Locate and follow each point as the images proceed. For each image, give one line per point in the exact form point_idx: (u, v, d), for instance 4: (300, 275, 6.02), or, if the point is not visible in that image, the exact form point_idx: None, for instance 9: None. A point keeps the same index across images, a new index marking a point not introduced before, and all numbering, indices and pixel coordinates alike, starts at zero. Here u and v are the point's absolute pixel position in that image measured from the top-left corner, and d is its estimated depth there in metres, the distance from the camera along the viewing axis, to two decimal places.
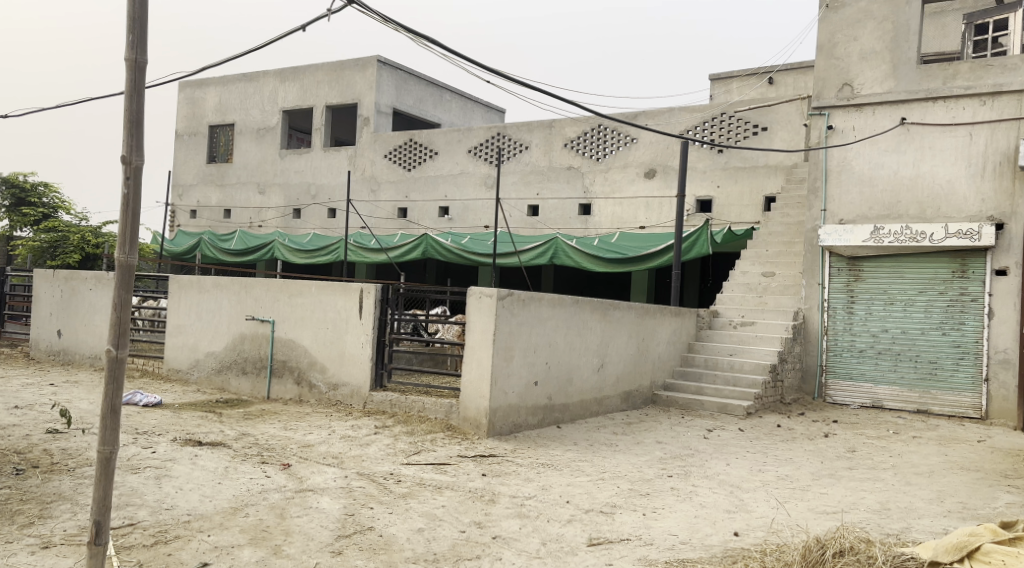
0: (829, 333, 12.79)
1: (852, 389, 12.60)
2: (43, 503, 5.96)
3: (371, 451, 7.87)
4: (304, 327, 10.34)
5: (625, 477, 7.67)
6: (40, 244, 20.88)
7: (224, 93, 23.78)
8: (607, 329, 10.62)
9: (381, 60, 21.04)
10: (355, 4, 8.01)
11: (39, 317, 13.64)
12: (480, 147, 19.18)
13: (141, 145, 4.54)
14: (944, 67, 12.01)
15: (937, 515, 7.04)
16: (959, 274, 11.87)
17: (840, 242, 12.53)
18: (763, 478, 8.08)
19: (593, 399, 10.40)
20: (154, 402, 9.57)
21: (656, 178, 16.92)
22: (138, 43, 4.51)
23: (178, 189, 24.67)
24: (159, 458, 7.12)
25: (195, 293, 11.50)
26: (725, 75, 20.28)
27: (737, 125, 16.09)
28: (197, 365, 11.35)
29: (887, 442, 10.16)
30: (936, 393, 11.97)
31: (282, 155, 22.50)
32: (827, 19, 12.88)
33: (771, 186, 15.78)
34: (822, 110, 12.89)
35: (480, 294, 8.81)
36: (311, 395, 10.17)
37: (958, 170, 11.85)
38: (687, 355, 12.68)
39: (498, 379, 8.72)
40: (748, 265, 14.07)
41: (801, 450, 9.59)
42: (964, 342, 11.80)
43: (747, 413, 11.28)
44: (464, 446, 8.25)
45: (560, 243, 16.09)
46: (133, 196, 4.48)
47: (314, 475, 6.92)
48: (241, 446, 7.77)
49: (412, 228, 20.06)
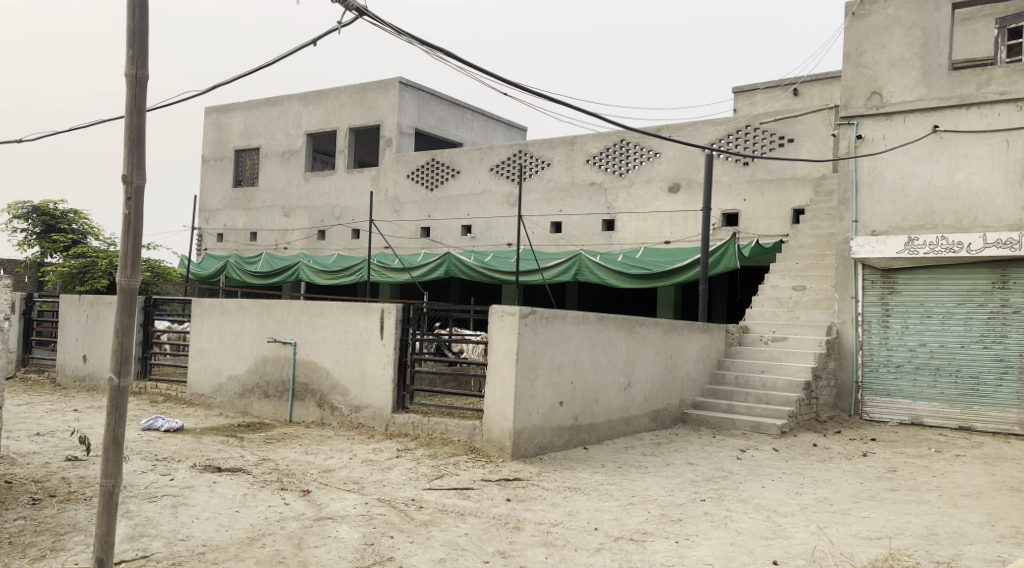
0: (865, 348, 12.42)
1: (889, 405, 12.20)
2: (57, 535, 5.81)
3: (393, 476, 7.66)
4: (325, 349, 10.19)
5: (656, 502, 7.38)
6: (70, 269, 21.01)
7: (249, 118, 23.89)
8: (634, 347, 10.37)
9: (403, 81, 21.03)
10: (367, 17, 7.87)
11: (65, 343, 13.62)
12: (503, 165, 19.05)
13: (142, 163, 4.43)
14: (976, 73, 11.69)
15: (989, 541, 6.70)
16: (999, 285, 11.48)
17: (873, 253, 12.20)
18: (801, 501, 7.77)
19: (620, 418, 10.13)
20: (176, 427, 9.44)
21: (681, 193, 16.66)
22: (138, 57, 4.42)
23: (204, 213, 24.78)
24: (177, 486, 6.95)
25: (218, 316, 11.41)
26: (749, 88, 19.99)
27: (762, 137, 15.83)
28: (219, 389, 11.24)
29: (930, 462, 9.79)
30: (979, 409, 11.55)
31: (307, 177, 22.51)
32: (853, 27, 12.61)
33: (800, 199, 15.46)
34: (851, 120, 12.58)
35: (501, 312, 8.60)
36: (334, 418, 10.00)
37: (995, 177, 11.48)
38: (717, 373, 12.34)
39: (522, 400, 8.50)
40: (778, 279, 13.75)
41: (839, 470, 9.25)
42: (1007, 356, 11.39)
43: (781, 432, 10.93)
44: (488, 470, 8.02)
45: (584, 260, 15.95)
46: (135, 218, 4.38)
47: (334, 502, 6.72)
48: (261, 471, 7.60)
49: (435, 247, 19.93)
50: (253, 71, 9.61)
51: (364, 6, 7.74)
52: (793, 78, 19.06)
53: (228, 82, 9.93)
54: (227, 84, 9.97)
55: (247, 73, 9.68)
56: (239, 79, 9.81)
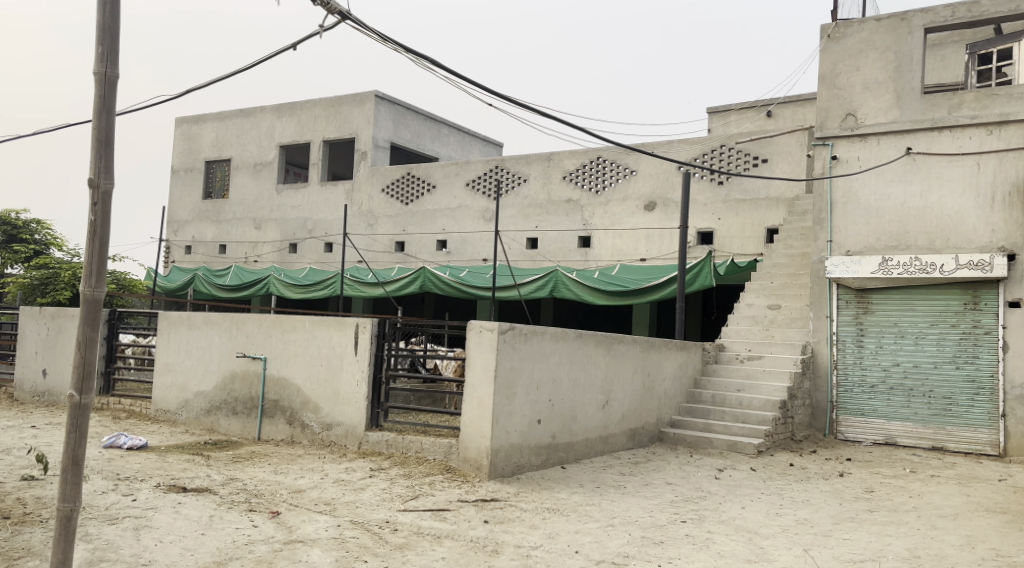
0: (839, 368, 12.39)
1: (864, 425, 12.16)
2: (11, 560, 5.52)
3: (366, 497, 7.42)
4: (296, 365, 9.94)
5: (636, 524, 7.22)
6: (31, 281, 20.46)
7: (221, 129, 23.57)
8: (612, 364, 10.23)
9: (379, 94, 20.87)
10: (350, 21, 7.63)
11: (24, 357, 13.20)
12: (479, 180, 18.91)
13: (110, 166, 4.21)
14: (949, 97, 11.77)
15: (972, 563, 6.63)
16: (971, 306, 11.51)
17: (848, 273, 12.16)
18: (782, 522, 7.65)
19: (598, 437, 9.98)
20: (139, 444, 9.15)
21: (657, 211, 16.62)
22: (108, 55, 4.21)
23: (173, 224, 24.34)
24: (139, 507, 6.67)
25: (185, 330, 11.10)
26: (722, 108, 20.04)
27: (737, 156, 15.86)
28: (185, 405, 10.93)
29: (907, 482, 9.73)
30: (952, 429, 11.54)
31: (279, 190, 22.21)
32: (828, 49, 12.66)
33: (774, 218, 15.46)
34: (825, 141, 12.59)
35: (480, 327, 8.43)
36: (304, 436, 9.74)
37: (967, 200, 11.54)
38: (694, 391, 12.23)
39: (500, 418, 8.31)
40: (753, 298, 13.68)
41: (816, 491, 9.15)
42: (979, 377, 11.41)
43: (758, 451, 10.84)
44: (464, 490, 7.81)
45: (561, 276, 15.78)
46: (101, 224, 4.16)
47: (305, 524, 6.48)
48: (228, 492, 7.32)
49: (410, 262, 19.71)
50: (228, 75, 9.15)
51: (346, 10, 7.49)
52: (767, 100, 19.14)
53: (200, 87, 9.44)
54: (197, 91, 9.49)
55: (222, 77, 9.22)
56: (212, 83, 9.29)
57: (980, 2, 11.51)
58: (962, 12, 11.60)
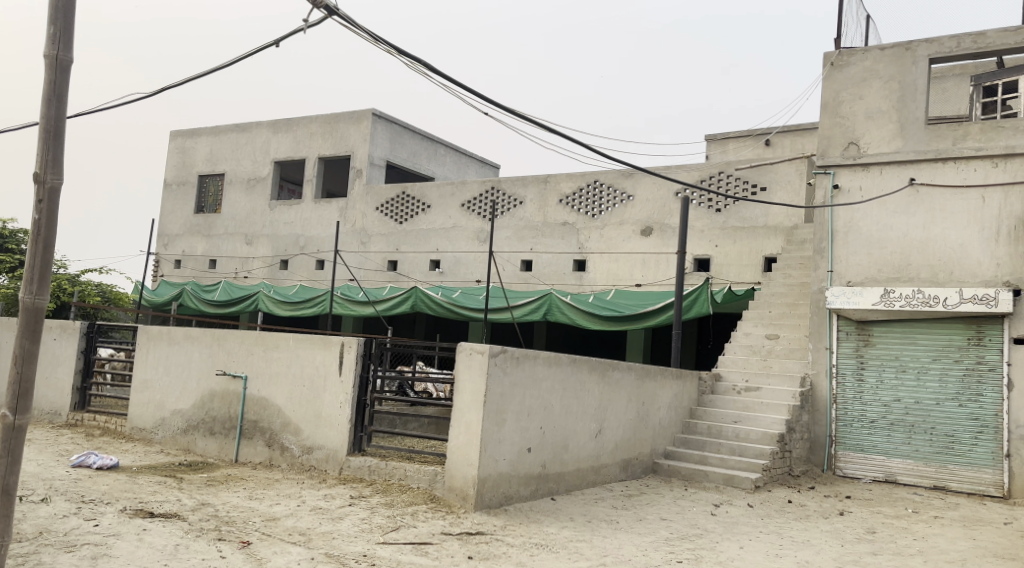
0: (838, 402, 12.01)
1: (864, 462, 11.77)
2: None
3: (343, 527, 7.00)
4: (278, 385, 9.55)
5: (629, 563, 6.84)
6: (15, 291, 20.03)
7: (216, 143, 23.28)
8: (605, 392, 9.85)
9: (376, 112, 20.63)
10: (337, 18, 7.25)
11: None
12: (474, 202, 18.61)
13: (57, 161, 4.03)
14: (953, 128, 11.51)
15: None
16: (975, 342, 11.18)
17: (849, 304, 11.83)
18: (782, 564, 7.28)
19: (590, 467, 9.59)
20: (110, 463, 8.73)
21: (653, 236, 16.34)
22: (60, 38, 4.04)
23: (163, 238, 23.93)
24: (100, 533, 6.25)
25: (164, 345, 10.70)
26: (720, 135, 19.84)
27: (735, 183, 15.60)
28: (162, 424, 10.51)
29: (909, 523, 9.35)
30: (954, 468, 11.16)
31: (272, 205, 21.88)
32: (831, 77, 12.41)
33: (772, 247, 15.18)
34: (827, 169, 12.28)
35: (470, 350, 8.06)
36: (283, 459, 9.32)
37: (971, 233, 11.25)
38: (688, 422, 11.87)
39: (488, 446, 7.92)
40: (751, 327, 13.33)
41: (817, 531, 8.75)
42: (982, 416, 11.06)
43: (755, 486, 10.43)
44: (449, 522, 7.40)
45: (555, 299, 15.43)
46: (45, 224, 3.97)
47: (276, 557, 6.07)
48: (197, 518, 6.91)
49: (402, 281, 19.33)
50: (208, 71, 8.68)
51: (333, 5, 7.14)
52: (765, 128, 18.96)
53: (177, 84, 8.98)
54: (174, 88, 9.06)
55: (200, 74, 8.72)
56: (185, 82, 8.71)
57: (985, 33, 11.29)
58: (968, 43, 11.37)
